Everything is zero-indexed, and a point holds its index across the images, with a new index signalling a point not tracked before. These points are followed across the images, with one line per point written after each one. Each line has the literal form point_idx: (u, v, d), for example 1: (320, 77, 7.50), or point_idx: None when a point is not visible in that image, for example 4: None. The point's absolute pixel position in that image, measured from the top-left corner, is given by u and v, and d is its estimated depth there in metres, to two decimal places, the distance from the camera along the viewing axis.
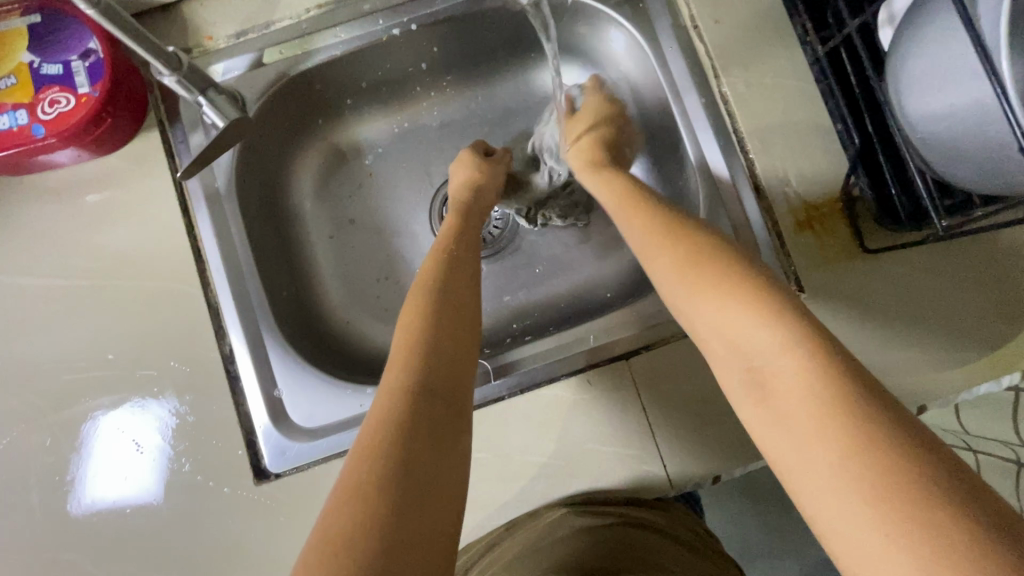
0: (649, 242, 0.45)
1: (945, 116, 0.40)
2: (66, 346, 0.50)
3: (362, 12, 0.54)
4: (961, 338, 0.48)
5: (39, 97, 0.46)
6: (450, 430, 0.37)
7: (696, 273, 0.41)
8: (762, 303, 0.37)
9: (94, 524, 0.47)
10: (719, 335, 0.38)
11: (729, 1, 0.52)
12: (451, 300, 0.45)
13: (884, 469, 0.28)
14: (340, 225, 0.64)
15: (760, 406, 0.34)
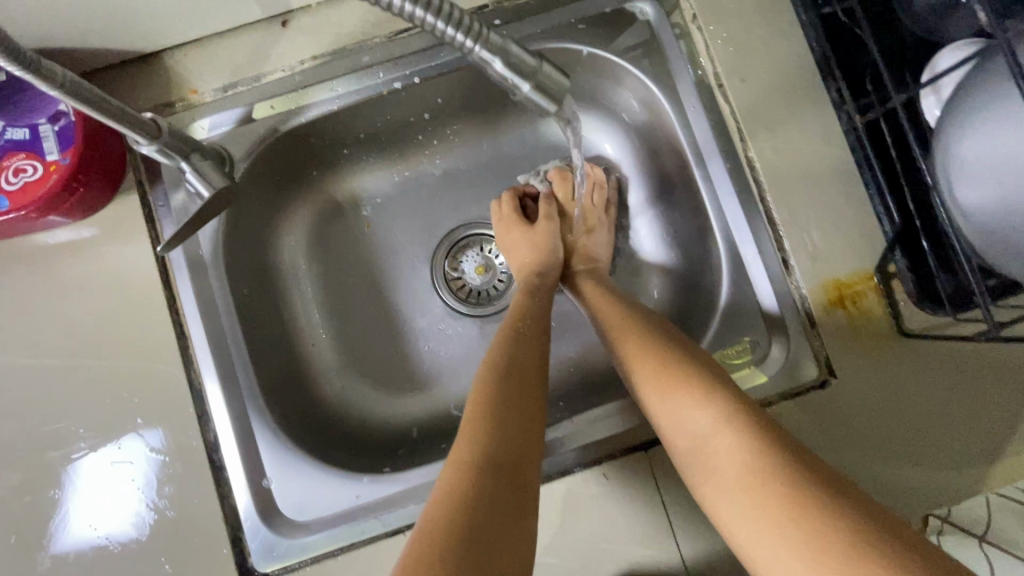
0: (614, 319, 0.49)
1: (1004, 208, 0.36)
2: (32, 432, 0.45)
3: (361, 64, 0.50)
4: (1003, 430, 0.45)
5: (2, 164, 0.42)
6: (517, 515, 0.36)
7: (645, 358, 0.44)
8: (696, 388, 0.40)
9: None
10: (667, 419, 0.41)
11: (757, 59, 0.49)
12: (525, 372, 0.44)
13: (815, 535, 0.32)
14: (335, 284, 0.59)
15: (708, 484, 0.38)
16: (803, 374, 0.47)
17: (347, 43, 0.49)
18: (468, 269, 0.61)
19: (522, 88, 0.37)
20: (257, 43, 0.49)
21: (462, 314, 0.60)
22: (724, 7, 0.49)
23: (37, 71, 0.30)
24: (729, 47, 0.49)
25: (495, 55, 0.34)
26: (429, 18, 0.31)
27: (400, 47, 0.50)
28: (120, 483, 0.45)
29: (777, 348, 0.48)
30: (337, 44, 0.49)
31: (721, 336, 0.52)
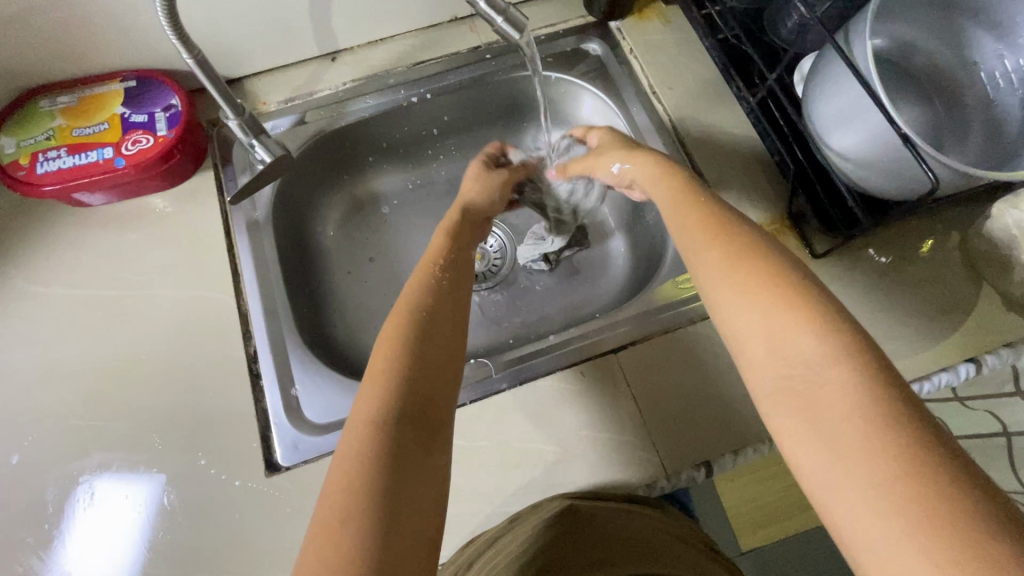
0: (689, 235, 0.45)
1: (846, 130, 0.50)
2: (105, 347, 0.55)
3: (388, 84, 0.68)
4: (898, 330, 0.56)
5: (125, 137, 0.57)
6: (423, 450, 0.39)
7: (740, 273, 0.41)
8: (807, 313, 0.37)
9: (99, 524, 0.49)
10: (760, 338, 0.38)
11: (679, 74, 0.66)
12: (433, 312, 0.46)
13: (927, 487, 0.29)
14: (359, 264, 0.72)
15: (796, 407, 0.35)
16: None
17: (378, 71, 0.68)
18: None
19: (496, 20, 0.47)
20: (313, 72, 0.67)
21: None
22: (653, 42, 0.68)
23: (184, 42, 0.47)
24: (658, 68, 0.67)
25: None
26: None
27: (417, 73, 0.68)
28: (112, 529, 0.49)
29: None
30: (371, 72, 0.68)
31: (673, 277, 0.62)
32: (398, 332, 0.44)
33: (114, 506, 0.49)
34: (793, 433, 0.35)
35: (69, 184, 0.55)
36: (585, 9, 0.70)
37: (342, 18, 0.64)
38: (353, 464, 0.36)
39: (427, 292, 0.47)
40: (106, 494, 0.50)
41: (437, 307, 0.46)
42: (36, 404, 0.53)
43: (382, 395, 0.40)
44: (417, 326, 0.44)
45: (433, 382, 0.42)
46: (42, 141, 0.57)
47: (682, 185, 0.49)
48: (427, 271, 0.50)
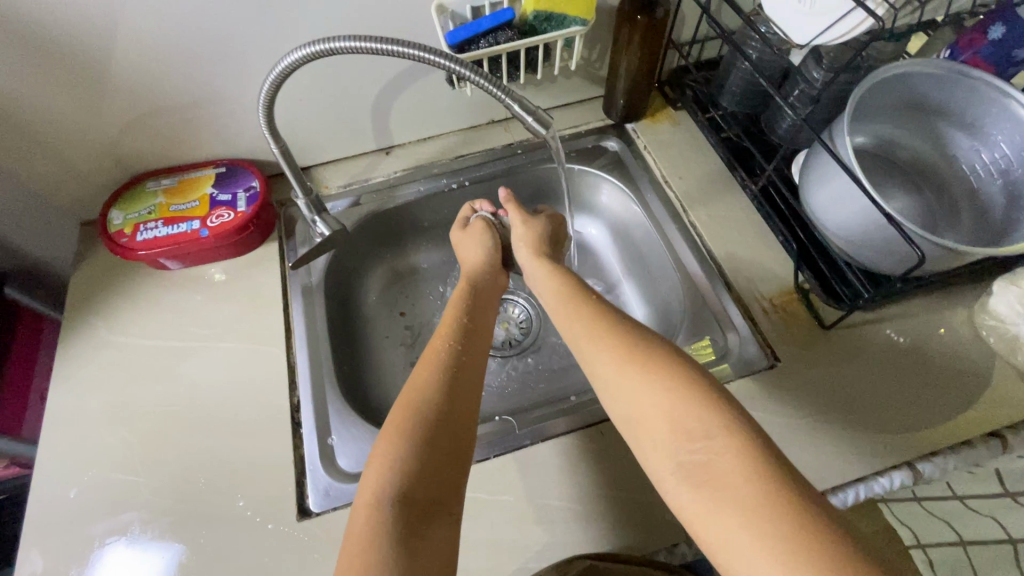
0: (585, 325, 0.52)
1: (843, 217, 0.56)
2: (167, 392, 0.61)
3: (433, 173, 0.78)
4: (913, 402, 0.58)
5: (211, 212, 0.68)
6: (423, 529, 0.41)
7: (635, 360, 0.47)
8: (695, 397, 0.42)
9: (131, 563, 0.52)
10: (648, 423, 0.43)
11: (687, 166, 0.75)
12: (444, 392, 0.49)
13: (815, 550, 0.34)
14: (396, 328, 0.78)
15: (701, 483, 0.39)
16: (755, 363, 0.60)
17: (425, 162, 0.79)
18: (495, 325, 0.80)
19: (527, 119, 0.56)
20: (370, 163, 0.79)
21: (490, 354, 0.77)
22: (664, 140, 0.78)
23: (274, 135, 0.59)
24: (668, 162, 0.76)
25: (516, 101, 0.55)
26: (467, 73, 0.52)
27: (458, 164, 0.79)
28: None
29: (732, 339, 0.63)
30: (419, 163, 0.79)
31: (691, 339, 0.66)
32: (404, 413, 0.47)
33: (130, 565, 0.52)
34: (701, 509, 0.38)
35: (161, 249, 0.65)
36: (603, 113, 0.82)
37: (398, 120, 0.76)
38: (359, 545, 0.40)
39: (437, 370, 0.51)
40: (123, 553, 0.52)
41: (448, 388, 0.50)
42: (99, 441, 0.58)
43: (387, 473, 0.43)
44: (427, 400, 0.48)
45: (445, 456, 0.46)
46: (145, 215, 0.68)
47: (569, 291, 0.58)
48: (436, 346, 0.54)
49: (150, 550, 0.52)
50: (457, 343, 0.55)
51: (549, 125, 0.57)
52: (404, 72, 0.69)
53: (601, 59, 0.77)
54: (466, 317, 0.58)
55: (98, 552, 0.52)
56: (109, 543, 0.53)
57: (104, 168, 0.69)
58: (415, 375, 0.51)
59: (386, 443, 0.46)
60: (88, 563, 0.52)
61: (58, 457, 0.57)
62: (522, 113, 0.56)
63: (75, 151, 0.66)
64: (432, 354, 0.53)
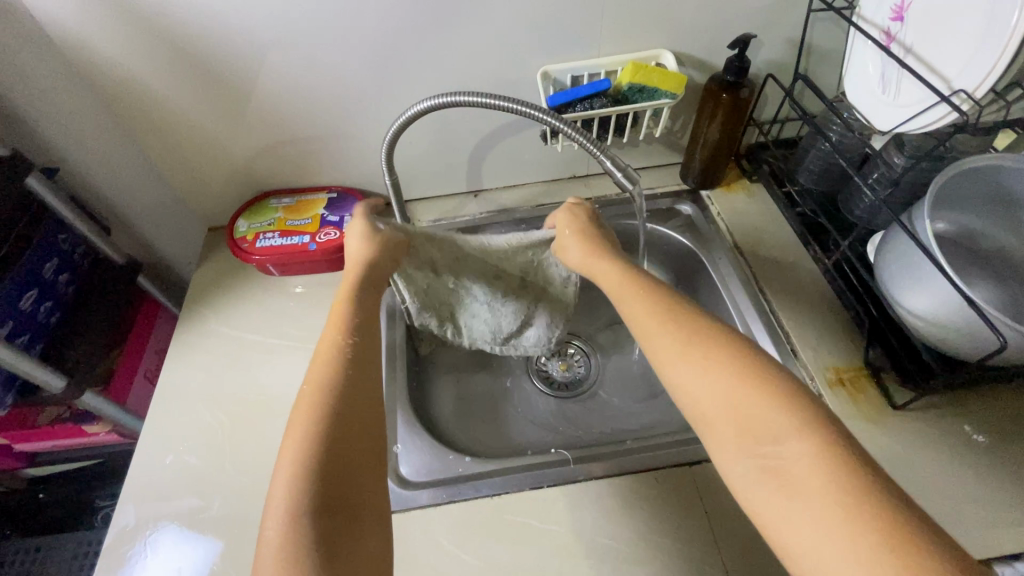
0: (643, 313, 0.50)
1: (923, 297, 0.56)
2: (258, 382, 0.68)
3: (515, 217, 0.85)
4: (992, 498, 0.55)
5: (320, 230, 0.76)
6: (349, 537, 0.39)
7: (698, 352, 0.44)
8: (767, 393, 0.40)
9: (200, 537, 0.57)
10: (708, 417, 0.41)
11: (759, 236, 0.78)
12: (349, 392, 0.45)
13: (908, 551, 0.32)
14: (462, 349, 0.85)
15: (773, 483, 0.37)
16: None
17: (509, 207, 0.86)
18: (553, 366, 0.84)
19: (615, 173, 0.61)
20: (459, 203, 0.87)
21: (545, 394, 0.81)
22: (738, 209, 0.81)
23: (390, 168, 0.67)
24: (740, 230, 0.79)
25: (608, 157, 0.60)
26: (567, 130, 0.59)
27: (539, 212, 0.85)
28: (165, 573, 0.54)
29: None
30: (503, 207, 0.86)
31: None
32: (314, 409, 0.44)
33: (174, 552, 0.56)
34: (769, 508, 0.37)
35: (275, 256, 0.74)
36: (681, 178, 0.87)
37: (491, 167, 0.84)
38: (280, 557, 0.37)
39: (330, 366, 0.47)
40: (170, 538, 0.57)
41: (357, 381, 0.47)
42: (196, 417, 0.65)
43: (298, 478, 0.40)
44: (339, 393, 0.45)
45: (365, 455, 0.43)
46: (264, 226, 0.77)
47: (621, 274, 0.55)
48: (338, 333, 0.50)
49: (195, 541, 0.56)
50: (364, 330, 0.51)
51: (634, 181, 0.62)
52: (503, 126, 0.78)
53: (683, 130, 0.82)
54: (372, 303, 0.55)
55: (150, 535, 0.57)
56: (161, 527, 0.57)
57: (237, 183, 0.81)
58: (309, 377, 0.46)
59: (288, 458, 0.41)
60: (139, 542, 0.56)
61: (159, 428, 0.64)
62: (611, 167, 0.61)
63: (219, 166, 0.78)
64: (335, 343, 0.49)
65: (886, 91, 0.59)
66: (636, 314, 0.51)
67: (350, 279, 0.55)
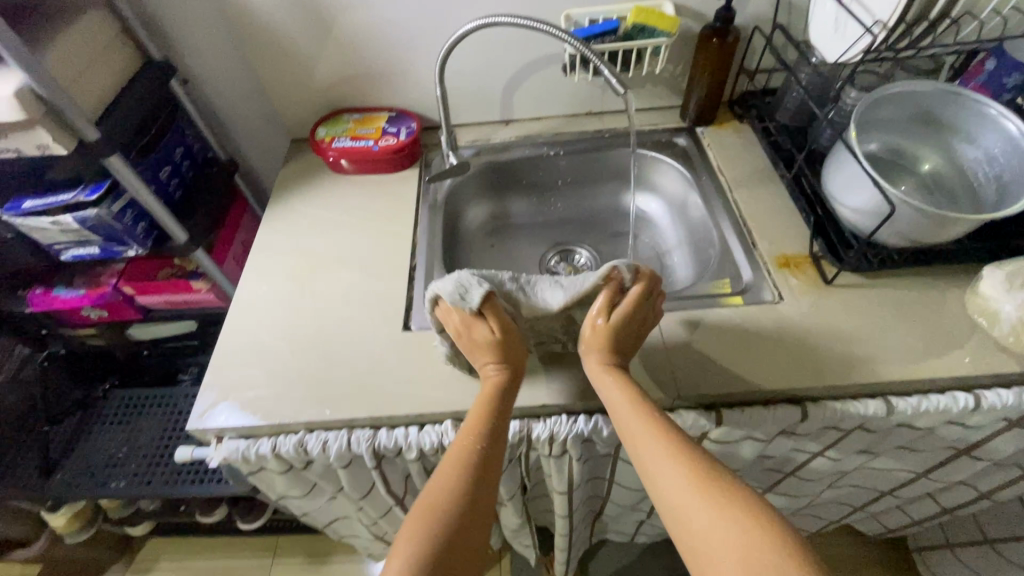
0: (659, 439, 0.55)
1: (851, 186, 0.71)
2: (330, 244, 0.88)
3: (538, 142, 1.03)
4: (897, 348, 0.69)
5: (382, 138, 0.96)
6: None
7: (710, 488, 0.50)
8: (777, 543, 0.45)
9: (286, 337, 0.77)
10: (708, 548, 0.47)
11: (738, 160, 0.94)
12: (467, 504, 0.53)
13: None
14: (487, 246, 1.04)
15: None
16: (763, 298, 0.76)
17: (534, 133, 1.04)
18: (559, 267, 1.02)
19: (612, 82, 0.78)
20: (493, 129, 1.05)
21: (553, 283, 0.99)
22: (725, 141, 0.97)
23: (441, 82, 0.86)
24: (723, 156, 0.95)
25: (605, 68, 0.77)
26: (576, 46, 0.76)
27: (558, 139, 1.03)
28: (226, 392, 0.72)
29: (748, 279, 0.79)
30: (529, 134, 1.04)
31: (716, 280, 0.82)
32: (435, 511, 0.52)
33: (229, 379, 0.73)
34: None
35: (346, 155, 0.94)
36: (680, 117, 1.03)
37: (521, 99, 1.02)
38: None
39: (457, 476, 0.55)
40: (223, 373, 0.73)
41: (474, 496, 0.54)
42: (284, 265, 0.86)
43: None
44: (456, 504, 0.53)
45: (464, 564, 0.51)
46: (339, 132, 0.97)
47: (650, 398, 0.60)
48: (465, 442, 0.57)
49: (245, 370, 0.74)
50: (482, 441, 0.57)
51: (627, 90, 0.78)
52: (532, 62, 0.96)
53: (682, 75, 0.99)
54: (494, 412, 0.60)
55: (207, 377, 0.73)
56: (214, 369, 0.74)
57: (317, 103, 1.01)
58: (438, 481, 0.55)
59: (400, 558, 0.50)
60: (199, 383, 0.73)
61: (258, 272, 0.85)
62: (609, 76, 0.78)
63: (306, 85, 0.98)
64: (456, 452, 0.57)
65: (837, 30, 0.74)
66: (648, 441, 0.56)
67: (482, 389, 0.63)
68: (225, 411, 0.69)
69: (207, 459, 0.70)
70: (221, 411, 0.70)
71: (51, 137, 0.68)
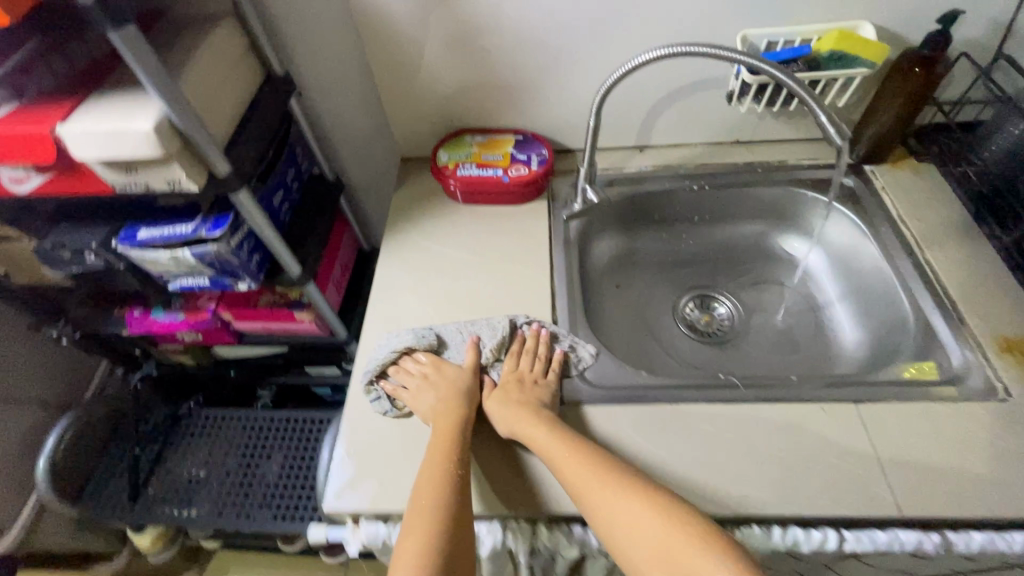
0: (584, 458, 0.57)
1: None
2: (456, 287, 0.79)
3: (679, 174, 0.91)
4: None
5: (511, 166, 0.87)
6: None
7: (649, 504, 0.52)
8: (713, 554, 0.47)
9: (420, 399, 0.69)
10: (647, 561, 0.49)
11: (924, 209, 0.81)
12: (453, 530, 0.54)
13: None
14: (611, 285, 0.93)
15: None
16: (981, 390, 0.64)
17: (674, 163, 0.92)
18: (694, 315, 0.92)
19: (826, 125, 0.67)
20: (626, 156, 0.94)
21: (689, 335, 0.89)
22: (905, 185, 0.84)
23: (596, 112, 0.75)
24: (906, 204, 0.82)
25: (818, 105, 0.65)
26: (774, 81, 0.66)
27: (703, 171, 0.91)
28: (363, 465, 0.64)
29: (957, 362, 0.67)
30: (668, 163, 0.92)
31: (913, 359, 0.70)
32: (421, 546, 0.52)
33: (363, 448, 0.65)
34: None
35: (473, 183, 0.85)
36: (844, 151, 0.90)
37: (663, 125, 0.91)
38: None
39: (438, 505, 0.55)
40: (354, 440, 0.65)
41: (457, 536, 0.54)
42: (408, 310, 0.78)
43: None
44: (445, 528, 0.53)
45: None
46: (463, 157, 0.88)
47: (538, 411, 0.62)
48: (441, 472, 0.57)
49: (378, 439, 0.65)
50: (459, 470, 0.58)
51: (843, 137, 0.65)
52: (686, 86, 0.84)
53: (857, 105, 0.86)
54: (459, 439, 0.61)
55: (339, 444, 0.65)
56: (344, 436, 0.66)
57: (436, 122, 0.92)
58: (421, 503, 0.55)
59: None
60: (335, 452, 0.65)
61: (380, 317, 0.77)
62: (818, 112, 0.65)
63: (428, 104, 0.89)
64: (431, 480, 0.57)
65: None
66: (575, 469, 0.56)
67: (437, 419, 0.62)
68: (365, 490, 0.62)
69: (342, 542, 0.62)
70: (360, 489, 0.62)
71: (185, 172, 0.60)
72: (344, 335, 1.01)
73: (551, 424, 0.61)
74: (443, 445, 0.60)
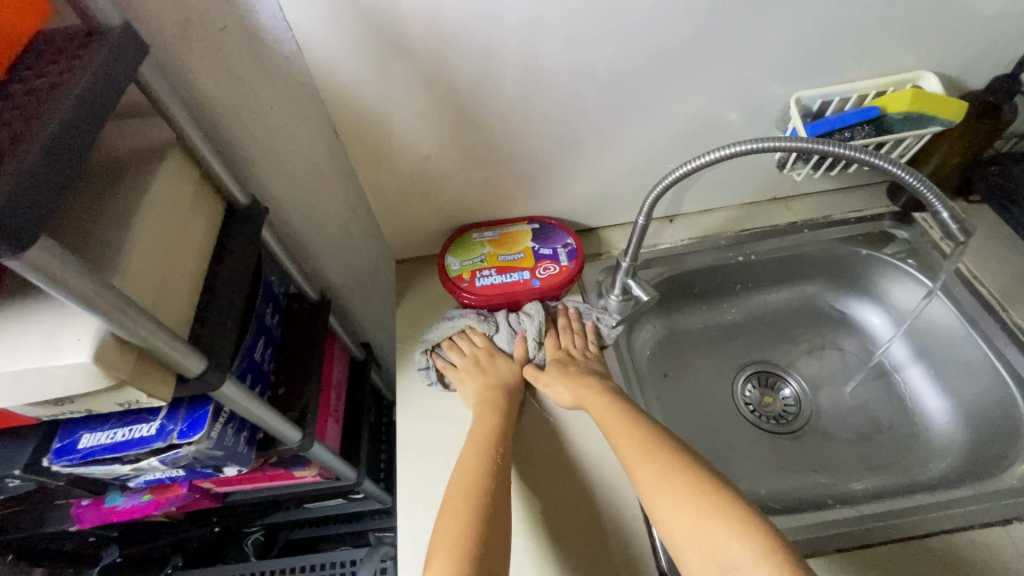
0: (623, 429, 0.57)
1: None
2: None
3: (721, 244, 0.81)
4: None
5: (537, 265, 0.74)
6: None
7: (672, 475, 0.50)
8: (734, 518, 0.46)
9: None
10: (675, 527, 0.48)
11: (992, 264, 0.75)
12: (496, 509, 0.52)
13: None
14: (658, 376, 0.80)
15: None
16: None
17: (711, 232, 0.82)
18: (756, 396, 0.81)
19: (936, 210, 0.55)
20: (656, 229, 0.83)
21: (760, 425, 0.78)
22: None
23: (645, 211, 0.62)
24: (972, 257, 0.75)
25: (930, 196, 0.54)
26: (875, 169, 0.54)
27: (746, 237, 0.81)
28: None
29: None
30: (705, 233, 0.82)
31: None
32: (467, 510, 0.51)
33: None
34: None
35: (498, 296, 0.72)
36: (886, 199, 0.83)
37: (695, 193, 0.80)
38: None
39: (480, 483, 0.54)
40: None
41: (497, 506, 0.53)
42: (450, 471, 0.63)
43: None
44: (489, 505, 0.52)
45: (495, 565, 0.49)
46: (478, 262, 0.74)
47: (586, 390, 0.63)
48: (484, 449, 0.58)
49: None
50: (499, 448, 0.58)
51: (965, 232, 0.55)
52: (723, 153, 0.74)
53: None
54: (505, 422, 0.62)
55: None
56: None
57: (436, 220, 0.77)
58: (461, 478, 0.55)
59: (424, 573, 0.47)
60: None
61: (416, 486, 0.62)
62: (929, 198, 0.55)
63: (426, 203, 0.74)
64: (473, 457, 0.57)
65: None
66: (619, 436, 0.57)
67: (492, 394, 0.65)
68: None
69: None
70: None
71: (144, 389, 0.43)
72: (354, 476, 0.84)
73: (602, 399, 0.62)
74: (491, 422, 0.61)
